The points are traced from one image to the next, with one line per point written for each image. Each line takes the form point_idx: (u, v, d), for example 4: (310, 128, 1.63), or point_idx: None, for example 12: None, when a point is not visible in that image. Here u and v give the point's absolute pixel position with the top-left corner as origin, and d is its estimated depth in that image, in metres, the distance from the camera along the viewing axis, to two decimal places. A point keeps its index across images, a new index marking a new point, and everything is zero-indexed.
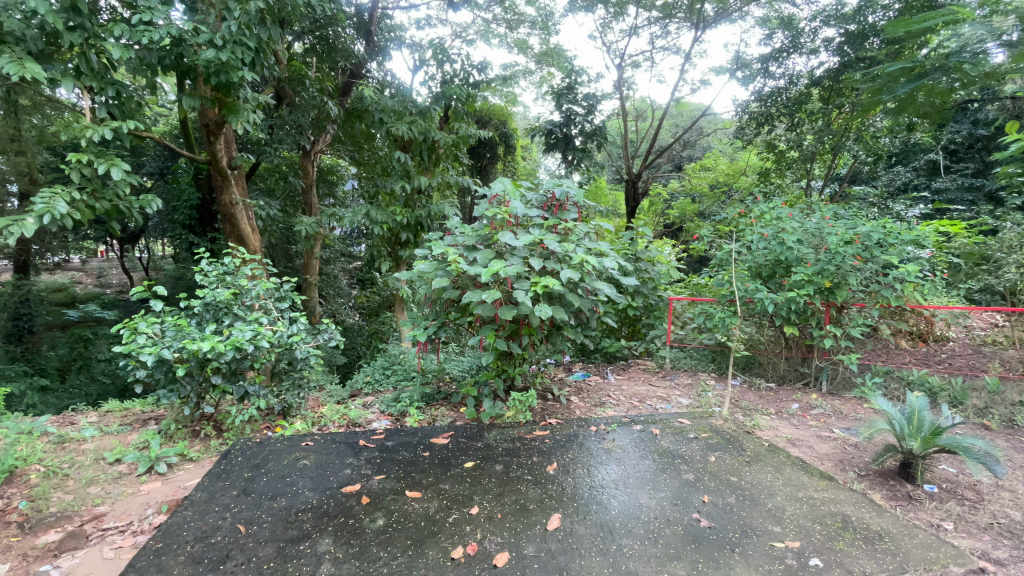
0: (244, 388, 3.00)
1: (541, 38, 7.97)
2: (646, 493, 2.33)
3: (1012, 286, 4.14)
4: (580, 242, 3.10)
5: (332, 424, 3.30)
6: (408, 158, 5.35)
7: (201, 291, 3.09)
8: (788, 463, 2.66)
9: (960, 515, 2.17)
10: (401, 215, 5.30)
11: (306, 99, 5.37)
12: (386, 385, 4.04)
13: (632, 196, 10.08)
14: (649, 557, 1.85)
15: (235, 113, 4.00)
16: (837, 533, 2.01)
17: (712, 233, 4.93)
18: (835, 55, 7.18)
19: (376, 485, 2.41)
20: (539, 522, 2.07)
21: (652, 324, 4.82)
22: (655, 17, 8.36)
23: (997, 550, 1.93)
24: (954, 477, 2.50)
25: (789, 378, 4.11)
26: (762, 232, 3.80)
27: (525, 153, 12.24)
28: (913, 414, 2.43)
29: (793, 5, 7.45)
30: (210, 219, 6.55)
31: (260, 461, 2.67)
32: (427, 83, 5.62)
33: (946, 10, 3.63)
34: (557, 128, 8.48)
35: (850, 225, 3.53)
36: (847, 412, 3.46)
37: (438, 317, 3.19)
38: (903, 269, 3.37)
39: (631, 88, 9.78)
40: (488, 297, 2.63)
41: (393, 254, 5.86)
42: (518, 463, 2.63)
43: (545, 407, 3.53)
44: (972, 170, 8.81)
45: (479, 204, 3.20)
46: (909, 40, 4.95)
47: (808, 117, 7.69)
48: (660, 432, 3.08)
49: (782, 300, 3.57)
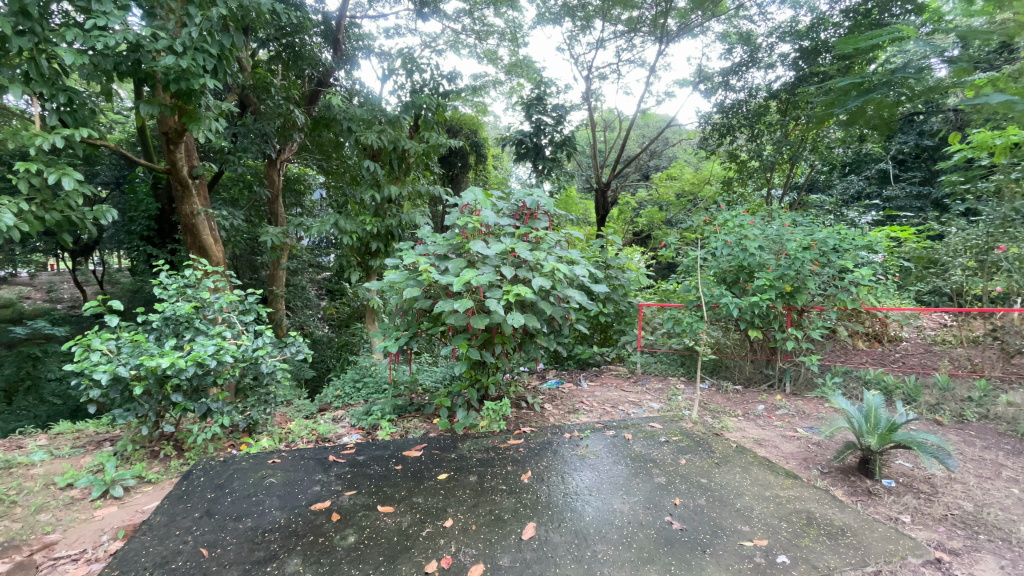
0: (206, 405, 2.92)
1: (510, 49, 8.08)
2: (619, 498, 2.35)
3: (959, 287, 4.38)
4: (551, 250, 3.15)
5: (300, 440, 3.21)
6: (378, 167, 5.27)
7: (159, 305, 2.96)
8: (755, 462, 2.74)
9: (917, 508, 2.27)
10: (372, 224, 5.25)
11: (271, 107, 5.20)
12: (357, 399, 3.94)
13: (602, 205, 10.24)
14: (623, 562, 1.86)
15: (196, 121, 3.88)
16: (802, 530, 2.07)
17: (678, 240, 5.06)
18: (791, 69, 7.48)
19: (347, 502, 2.35)
20: (515, 531, 2.06)
21: (623, 330, 4.88)
22: (620, 30, 8.56)
23: (952, 540, 2.03)
24: (910, 471, 2.62)
25: (754, 380, 4.21)
26: (726, 238, 3.89)
27: (497, 162, 12.33)
28: (871, 411, 2.53)
29: (750, 21, 7.78)
30: (170, 229, 6.29)
31: (224, 481, 2.58)
32: (397, 92, 5.57)
33: (890, 28, 3.88)
34: (527, 139, 8.59)
35: (807, 232, 3.67)
36: (810, 411, 3.59)
37: (409, 327, 3.15)
38: (858, 273, 3.55)
39: (599, 100, 9.99)
40: (459, 306, 2.61)
41: (363, 265, 5.77)
42: (492, 473, 2.61)
43: (519, 415, 3.52)
44: (919, 178, 9.34)
45: (450, 213, 3.17)
46: (859, 56, 5.19)
47: (766, 128, 8.01)
48: (632, 436, 3.12)
49: (746, 304, 3.68)
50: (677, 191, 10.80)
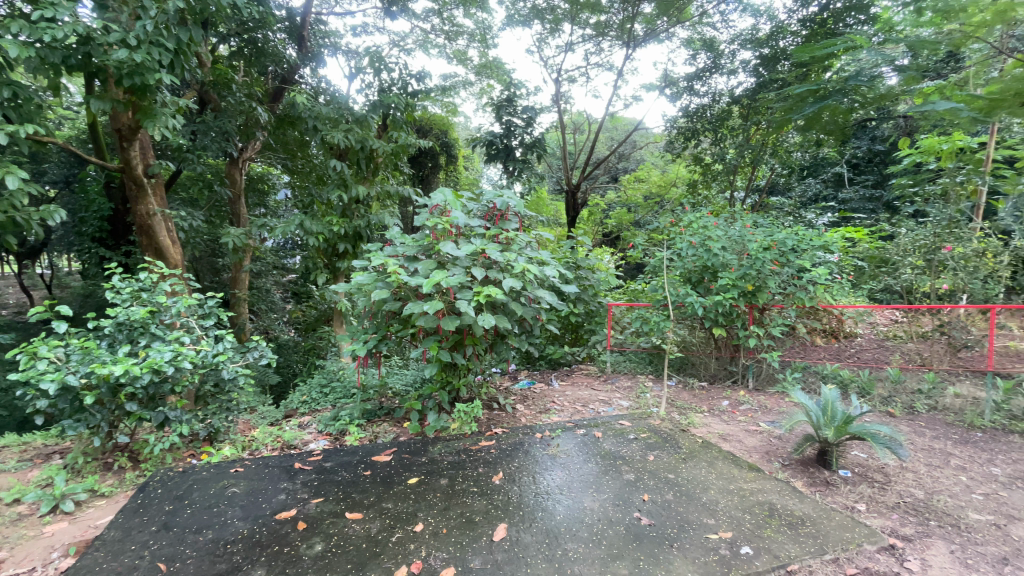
0: (164, 414, 2.80)
1: (480, 50, 8.08)
2: (590, 496, 2.37)
3: (908, 285, 4.61)
4: (522, 251, 3.16)
5: (265, 448, 3.12)
6: (346, 167, 5.17)
7: (112, 310, 2.81)
8: (720, 457, 2.81)
9: (872, 496, 2.38)
10: (339, 225, 5.14)
11: (233, 104, 5.02)
12: (324, 404, 3.85)
13: (572, 207, 10.34)
14: (593, 559, 1.88)
15: (152, 118, 3.71)
16: (764, 521, 2.14)
17: (646, 240, 5.16)
18: (752, 76, 7.72)
19: (314, 509, 2.29)
20: (486, 533, 2.05)
21: (593, 330, 4.93)
22: (589, 34, 8.66)
23: (904, 527, 2.13)
24: (865, 462, 2.75)
25: (719, 376, 4.34)
26: (691, 239, 3.99)
27: (467, 162, 12.29)
28: (827, 405, 2.64)
29: (713, 28, 8.02)
30: (125, 231, 6.00)
31: (182, 492, 2.47)
32: (364, 91, 5.47)
33: (844, 38, 4.10)
34: (497, 140, 8.57)
35: (768, 233, 3.81)
36: (771, 406, 3.71)
37: (378, 330, 3.09)
38: (816, 272, 3.69)
39: (568, 102, 10.10)
40: (429, 308, 2.58)
41: (329, 266, 5.65)
42: (463, 475, 2.59)
43: (490, 417, 3.51)
44: (871, 182, 9.81)
45: (419, 214, 3.14)
46: (815, 64, 5.41)
47: (729, 132, 8.28)
48: (602, 434, 3.15)
49: (710, 303, 3.80)
50: (645, 194, 11.01)
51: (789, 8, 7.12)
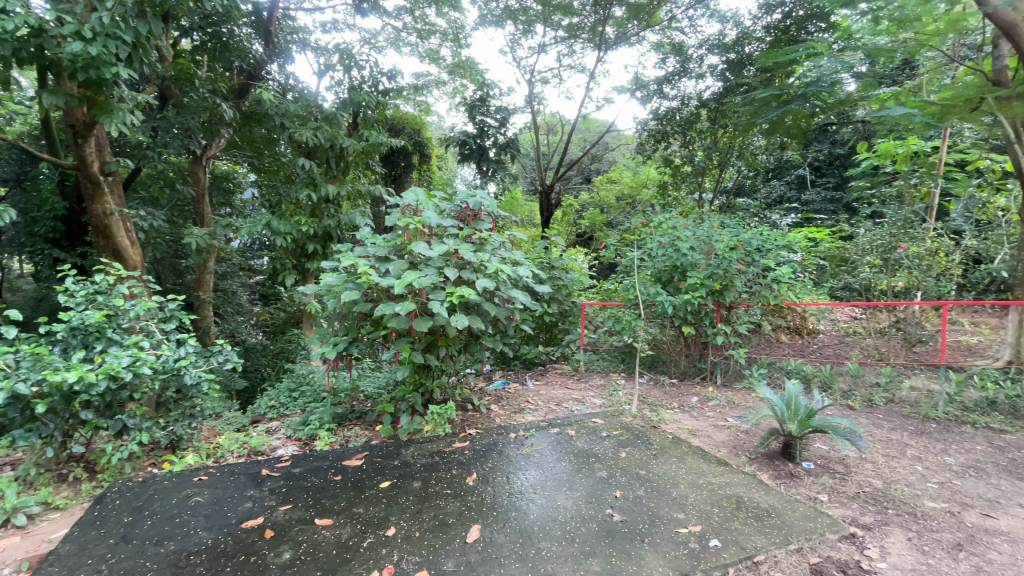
0: (123, 422, 2.68)
1: (453, 49, 8.05)
2: (563, 494, 2.38)
3: (866, 283, 4.80)
4: (495, 252, 3.16)
5: (231, 455, 3.02)
6: (315, 166, 5.06)
7: (64, 314, 2.67)
8: (690, 452, 2.86)
9: (833, 487, 2.47)
10: (308, 225, 5.02)
11: (196, 100, 4.84)
12: (293, 409, 3.76)
13: (546, 207, 10.39)
14: (566, 556, 1.89)
15: (109, 113, 3.55)
16: (732, 514, 2.19)
17: (618, 240, 5.23)
18: (719, 80, 7.91)
19: (282, 517, 2.23)
20: (459, 535, 2.04)
21: (567, 329, 4.95)
22: (561, 35, 8.71)
23: (864, 515, 2.22)
24: (827, 454, 2.84)
25: (689, 373, 4.43)
26: (661, 239, 4.07)
27: (441, 162, 12.21)
28: (791, 399, 2.72)
29: (682, 33, 8.18)
30: (80, 231, 5.73)
31: (142, 503, 2.37)
32: (333, 88, 5.37)
33: (806, 44, 4.25)
34: (471, 140, 8.53)
35: (734, 233, 3.91)
36: (738, 402, 3.82)
37: (348, 332, 3.03)
38: (780, 271, 3.81)
39: (541, 104, 10.16)
40: (401, 309, 2.55)
41: (298, 267, 5.53)
42: (437, 478, 2.57)
43: (464, 418, 3.49)
44: (832, 184, 10.17)
45: (390, 213, 3.10)
46: (779, 70, 5.58)
47: (698, 135, 8.47)
48: (576, 433, 3.18)
49: (680, 302, 3.88)
50: (617, 195, 11.15)
51: (753, 15, 7.34)
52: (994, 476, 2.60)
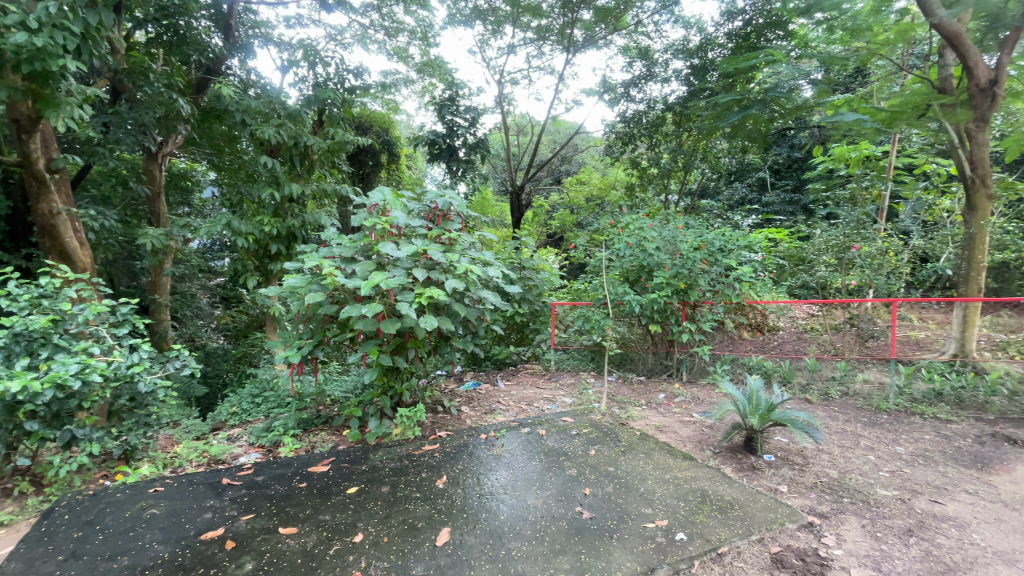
0: (71, 432, 2.53)
1: (421, 48, 7.97)
2: (533, 493, 2.39)
3: (822, 282, 5.01)
4: (464, 252, 3.14)
5: (189, 464, 2.91)
6: (279, 164, 4.92)
7: (6, 319, 2.51)
8: (657, 448, 2.93)
9: (792, 478, 2.57)
10: (271, 225, 4.86)
11: (150, 94, 4.63)
12: (256, 415, 3.64)
13: (517, 207, 10.42)
14: (536, 556, 1.90)
15: (55, 107, 3.36)
16: (697, 507, 2.25)
17: (588, 241, 5.29)
18: (684, 84, 8.09)
19: (244, 527, 2.15)
20: (428, 539, 2.02)
21: (538, 329, 4.97)
22: (530, 37, 8.75)
23: (821, 504, 2.32)
24: (787, 446, 2.95)
25: (656, 371, 4.53)
26: (628, 240, 4.14)
27: (411, 161, 12.09)
28: (752, 394, 2.81)
29: (648, 37, 8.35)
30: (25, 231, 5.40)
31: (93, 517, 2.25)
32: (297, 85, 5.23)
33: (765, 52, 4.40)
34: (440, 140, 8.47)
35: (697, 234, 4.03)
36: (703, 397, 3.92)
37: (313, 335, 2.97)
38: (741, 270, 3.94)
39: (511, 104, 10.18)
40: (368, 311, 2.51)
41: (261, 269, 5.37)
42: (406, 481, 2.54)
43: (434, 420, 3.47)
44: (791, 186, 10.56)
45: (357, 214, 3.05)
46: (740, 75, 5.77)
47: (664, 138, 8.65)
48: (546, 432, 3.19)
49: (646, 301, 3.97)
50: (587, 196, 11.29)
51: (716, 22, 7.54)
52: (940, 464, 2.76)
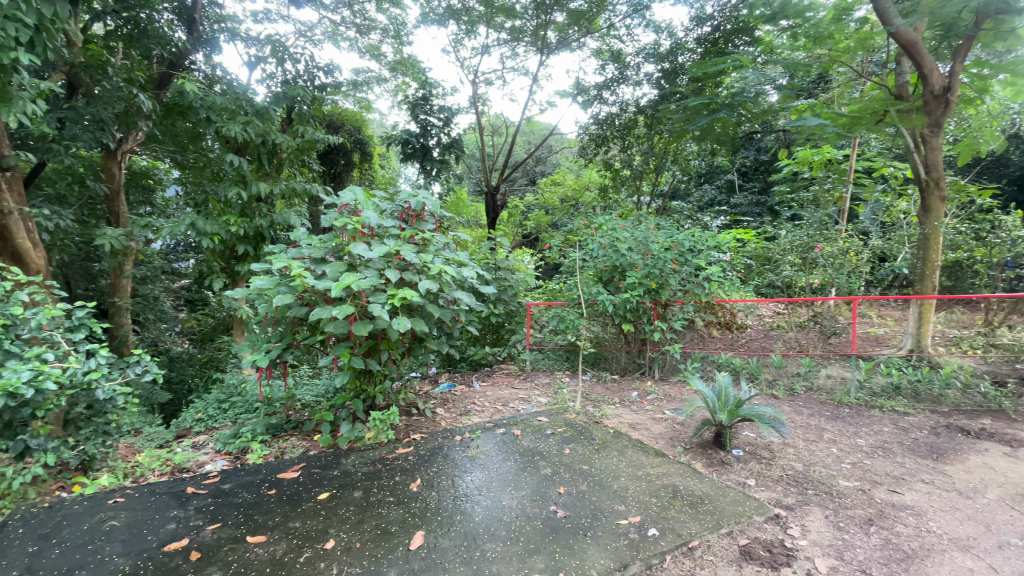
0: (25, 442, 2.45)
1: (394, 46, 7.88)
2: (508, 494, 2.39)
3: (787, 281, 5.18)
4: (438, 253, 3.12)
5: (152, 474, 2.80)
6: (245, 163, 4.79)
7: None
8: (629, 445, 2.97)
9: (759, 472, 2.64)
10: (237, 225, 4.71)
11: (109, 89, 4.44)
12: (223, 421, 3.53)
13: (491, 208, 10.40)
14: (511, 556, 1.90)
15: (6, 101, 3.18)
16: (668, 503, 2.29)
17: (562, 242, 5.32)
18: (655, 87, 8.22)
19: (210, 537, 2.09)
20: (402, 543, 2.00)
21: (513, 329, 4.96)
22: (504, 38, 8.75)
23: (787, 497, 2.39)
24: (754, 441, 3.03)
25: (629, 369, 4.60)
26: (601, 241, 4.19)
27: (383, 161, 11.94)
28: (721, 391, 2.88)
29: (620, 41, 8.48)
30: None
31: (49, 530, 2.15)
32: (265, 81, 5.10)
33: (732, 57, 4.51)
34: (414, 139, 8.39)
35: (668, 234, 4.10)
36: (675, 395, 4.00)
37: (282, 338, 2.90)
38: (710, 270, 4.03)
39: (486, 104, 10.16)
40: (338, 313, 2.47)
41: (228, 270, 5.21)
42: (379, 486, 2.50)
43: (409, 422, 3.43)
44: (757, 188, 10.86)
45: (327, 214, 3.00)
46: (709, 79, 5.90)
47: (635, 140, 8.77)
48: (521, 432, 3.20)
49: (619, 300, 4.03)
50: (561, 197, 11.36)
51: (686, 27, 7.70)
52: (898, 455, 2.88)
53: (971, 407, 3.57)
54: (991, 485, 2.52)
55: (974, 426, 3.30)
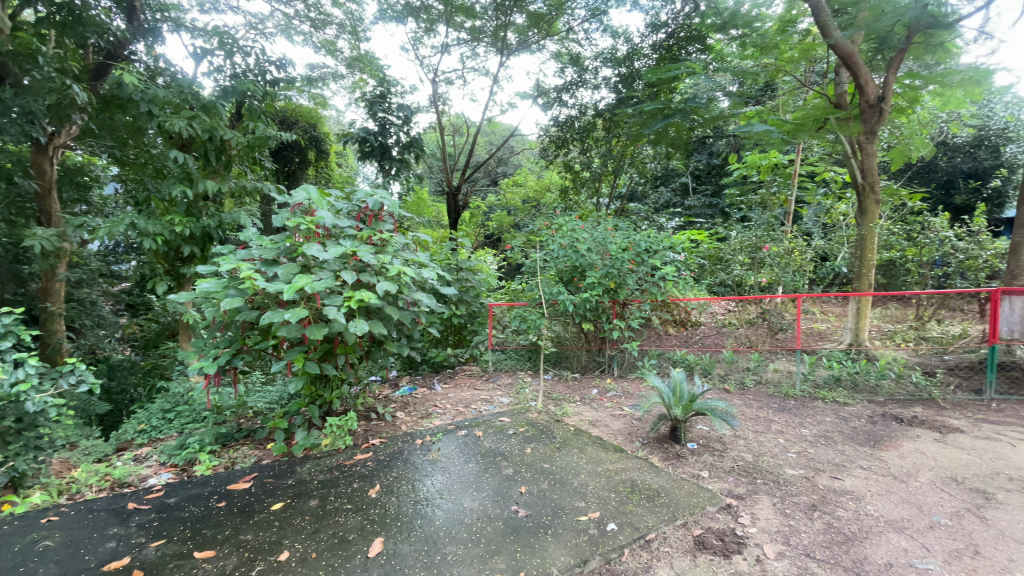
0: None
1: (350, 42, 7.69)
2: (469, 496, 2.39)
3: (738, 280, 5.43)
4: (397, 253, 3.07)
5: (89, 490, 2.63)
6: (191, 159, 4.56)
7: None
8: (589, 442, 3.02)
9: (712, 464, 2.75)
10: (182, 225, 4.48)
11: (39, 79, 4.12)
12: (168, 432, 3.35)
13: (453, 208, 10.31)
14: (472, 558, 1.90)
15: None
16: (627, 497, 2.35)
17: (523, 242, 5.36)
18: (612, 91, 8.40)
19: (154, 554, 1.98)
20: (360, 551, 1.96)
21: (475, 330, 4.95)
22: (463, 37, 8.71)
23: (738, 487, 2.50)
24: (707, 434, 3.15)
25: (589, 367, 4.67)
26: (561, 242, 4.24)
27: (340, 159, 11.65)
28: (676, 386, 2.98)
29: (579, 44, 8.62)
30: None
31: None
32: (212, 74, 4.87)
33: (684, 64, 4.66)
34: (371, 137, 8.18)
35: (626, 235, 4.22)
36: (633, 391, 4.11)
37: (232, 343, 2.79)
38: (665, 270, 4.17)
39: (446, 104, 10.09)
40: (291, 316, 2.39)
41: (173, 273, 4.94)
42: (336, 494, 2.44)
43: (368, 428, 3.37)
44: (710, 191, 11.28)
45: (279, 214, 2.90)
46: (662, 85, 6.09)
47: (594, 143, 8.94)
48: (483, 433, 3.20)
49: (579, 300, 4.09)
50: (523, 198, 11.42)
51: (641, 33, 7.91)
52: (839, 443, 3.07)
53: (905, 397, 3.84)
54: (922, 469, 2.71)
55: (906, 413, 3.55)
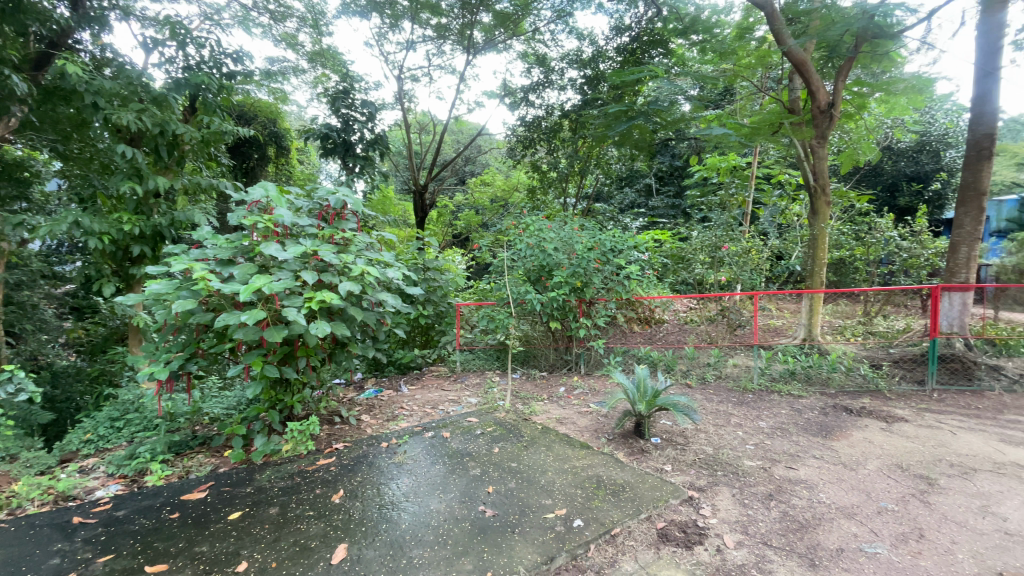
0: None
1: (312, 36, 7.48)
2: (436, 498, 2.37)
3: (699, 278, 5.61)
4: (361, 253, 3.01)
5: (29, 505, 2.47)
6: (140, 154, 4.34)
7: None
8: (556, 440, 3.05)
9: (675, 457, 2.82)
10: (131, 223, 4.26)
11: None
12: (117, 441, 3.19)
13: (420, 207, 10.16)
14: (438, 560, 1.88)
15: None
16: (593, 493, 2.38)
17: (490, 242, 5.35)
18: (578, 92, 8.48)
19: (100, 571, 1.87)
20: (323, 558, 1.91)
21: (443, 330, 4.91)
22: (429, 34, 8.60)
23: (699, 479, 2.57)
24: (671, 428, 3.23)
25: (557, 365, 4.71)
26: (528, 241, 4.26)
27: (302, 155, 11.31)
28: (640, 382, 3.04)
29: (545, 45, 8.66)
30: None
31: None
32: (163, 66, 4.65)
33: (647, 67, 4.76)
34: (334, 134, 7.99)
35: (592, 235, 4.28)
36: (599, 388, 4.17)
37: (184, 347, 2.67)
38: (629, 269, 4.26)
39: (412, 101, 9.96)
40: (248, 318, 2.31)
41: (121, 273, 4.69)
42: (298, 500, 2.38)
43: (331, 432, 3.29)
44: (672, 192, 11.57)
45: (235, 212, 2.79)
46: (626, 87, 6.20)
47: (561, 143, 9.02)
48: (450, 434, 3.18)
49: (546, 299, 4.13)
50: (490, 197, 11.40)
51: (606, 35, 8.01)
52: (794, 434, 3.20)
53: (854, 388, 4.04)
54: (870, 457, 2.87)
55: (855, 404, 3.74)
